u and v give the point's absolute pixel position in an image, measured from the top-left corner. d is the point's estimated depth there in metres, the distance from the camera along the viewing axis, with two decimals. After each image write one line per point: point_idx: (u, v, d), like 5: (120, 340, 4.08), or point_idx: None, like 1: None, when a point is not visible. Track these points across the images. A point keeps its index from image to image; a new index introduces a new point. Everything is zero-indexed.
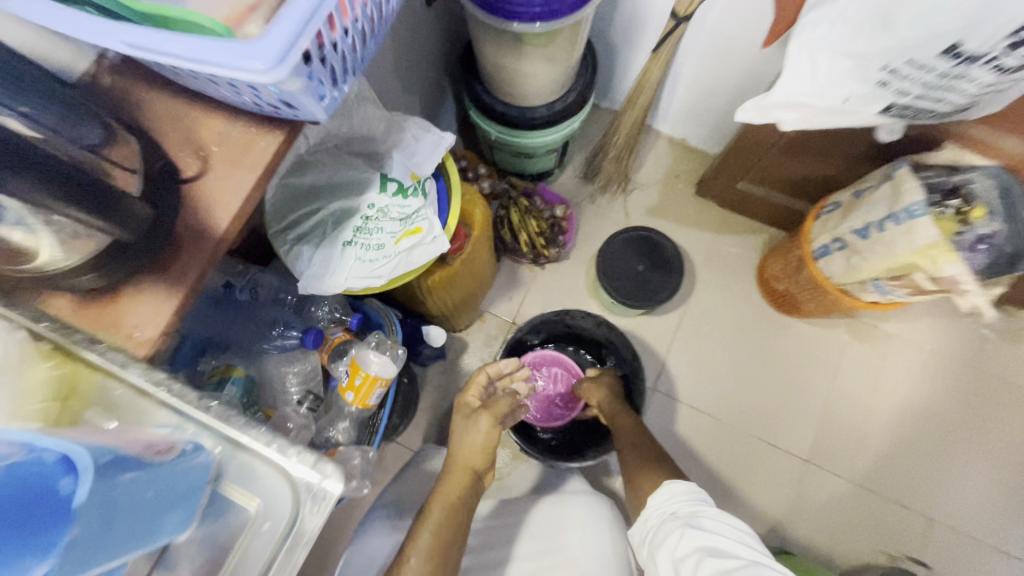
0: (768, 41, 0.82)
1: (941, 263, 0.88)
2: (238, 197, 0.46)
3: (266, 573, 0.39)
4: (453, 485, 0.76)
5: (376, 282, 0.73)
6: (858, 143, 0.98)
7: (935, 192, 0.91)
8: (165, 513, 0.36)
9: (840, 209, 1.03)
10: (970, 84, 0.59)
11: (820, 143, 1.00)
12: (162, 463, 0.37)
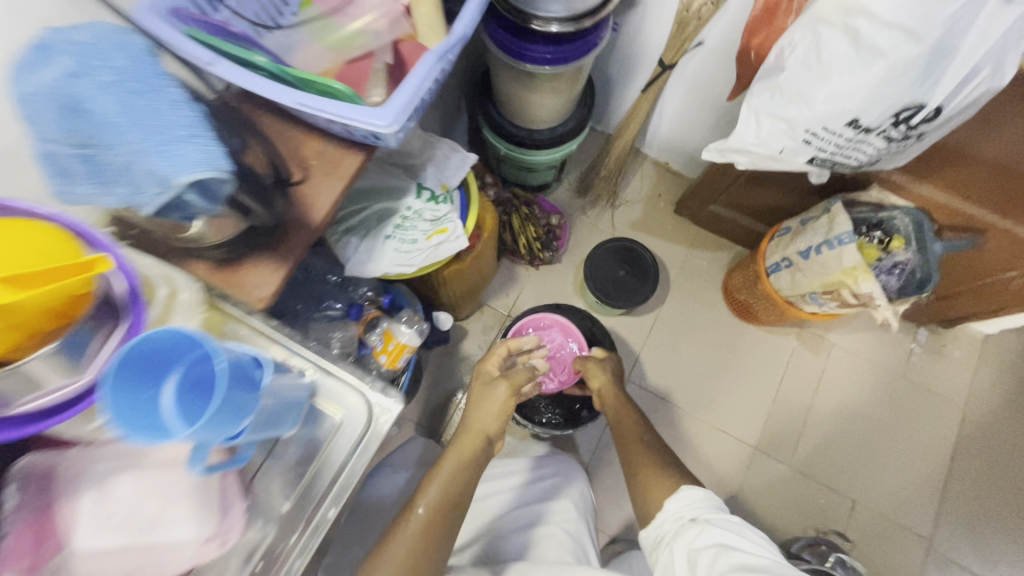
0: (735, 92, 1.02)
1: (861, 282, 1.07)
2: (330, 198, 0.63)
3: (348, 459, 0.57)
4: (468, 444, 0.86)
5: (408, 269, 0.91)
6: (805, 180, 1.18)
7: (864, 224, 1.12)
8: (285, 412, 0.54)
9: (789, 233, 1.23)
10: (869, 147, 0.81)
11: (775, 178, 1.21)
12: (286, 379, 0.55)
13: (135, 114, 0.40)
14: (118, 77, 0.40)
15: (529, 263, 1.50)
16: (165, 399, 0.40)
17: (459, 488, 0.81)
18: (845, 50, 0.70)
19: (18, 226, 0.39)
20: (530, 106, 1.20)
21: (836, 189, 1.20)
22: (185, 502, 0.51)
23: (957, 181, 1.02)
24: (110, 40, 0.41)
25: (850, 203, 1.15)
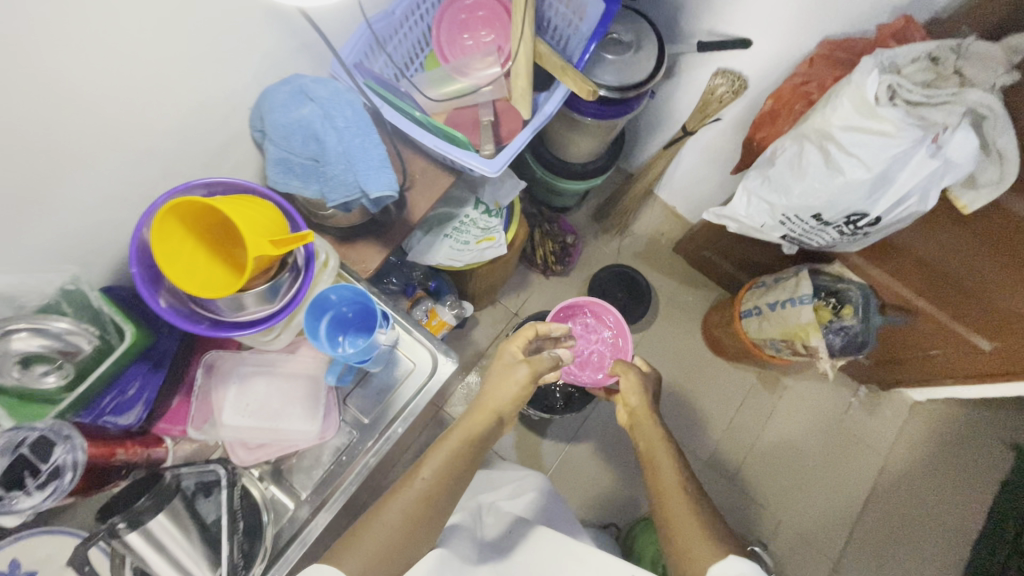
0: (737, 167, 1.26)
1: (811, 337, 1.32)
2: (425, 204, 0.85)
3: (413, 395, 0.79)
4: (478, 420, 0.81)
5: (457, 263, 1.15)
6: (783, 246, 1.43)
7: (824, 290, 1.37)
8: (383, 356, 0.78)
9: (763, 287, 1.47)
10: (828, 232, 1.05)
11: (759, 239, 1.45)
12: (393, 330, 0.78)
13: (347, 144, 0.63)
14: (345, 122, 0.63)
15: (542, 272, 1.73)
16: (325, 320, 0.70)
17: (465, 464, 0.76)
18: (818, 161, 0.93)
19: (255, 202, 0.61)
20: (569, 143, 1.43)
21: (807, 258, 1.45)
22: (301, 404, 0.73)
23: (899, 269, 1.27)
24: (338, 95, 0.64)
25: (816, 271, 1.40)
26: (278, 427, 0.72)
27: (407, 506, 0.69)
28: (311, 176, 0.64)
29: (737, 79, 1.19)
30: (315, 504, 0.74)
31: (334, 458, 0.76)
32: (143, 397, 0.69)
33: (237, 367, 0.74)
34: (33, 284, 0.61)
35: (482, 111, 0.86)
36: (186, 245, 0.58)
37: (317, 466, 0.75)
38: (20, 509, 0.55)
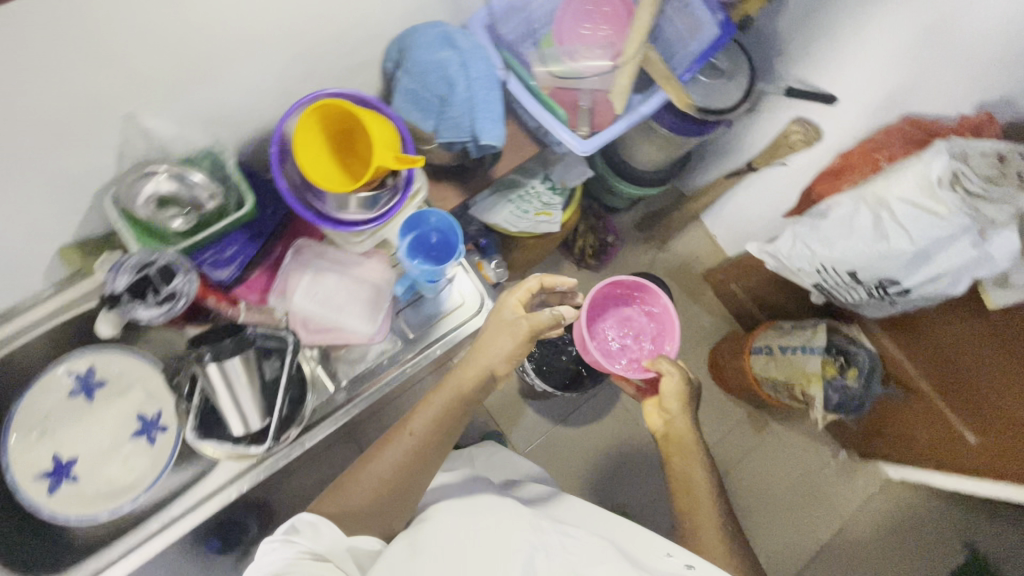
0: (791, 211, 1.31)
1: (811, 387, 1.43)
2: (507, 165, 0.94)
3: (455, 327, 0.88)
4: (468, 380, 0.78)
5: (511, 228, 1.23)
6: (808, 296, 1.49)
7: (835, 348, 1.44)
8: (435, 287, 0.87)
9: (779, 330, 1.56)
10: (857, 292, 1.12)
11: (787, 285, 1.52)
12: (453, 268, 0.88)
13: (474, 96, 0.71)
14: (477, 75, 0.71)
15: (575, 263, 1.81)
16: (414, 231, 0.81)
17: (450, 423, 0.78)
18: (868, 226, 1.00)
19: (375, 117, 0.68)
20: (636, 151, 1.51)
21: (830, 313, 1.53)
22: (361, 306, 0.84)
23: (912, 346, 1.33)
24: (477, 48, 0.72)
25: (833, 329, 1.48)
26: (340, 319, 0.82)
27: (393, 462, 0.75)
28: (432, 113, 0.73)
29: (813, 130, 1.25)
30: (351, 393, 0.85)
31: (375, 360, 0.87)
32: (235, 259, 0.79)
33: (316, 259, 0.83)
34: (178, 138, 0.71)
35: (581, 97, 0.94)
36: (313, 137, 0.69)
37: (361, 360, 0.87)
38: (134, 313, 0.64)
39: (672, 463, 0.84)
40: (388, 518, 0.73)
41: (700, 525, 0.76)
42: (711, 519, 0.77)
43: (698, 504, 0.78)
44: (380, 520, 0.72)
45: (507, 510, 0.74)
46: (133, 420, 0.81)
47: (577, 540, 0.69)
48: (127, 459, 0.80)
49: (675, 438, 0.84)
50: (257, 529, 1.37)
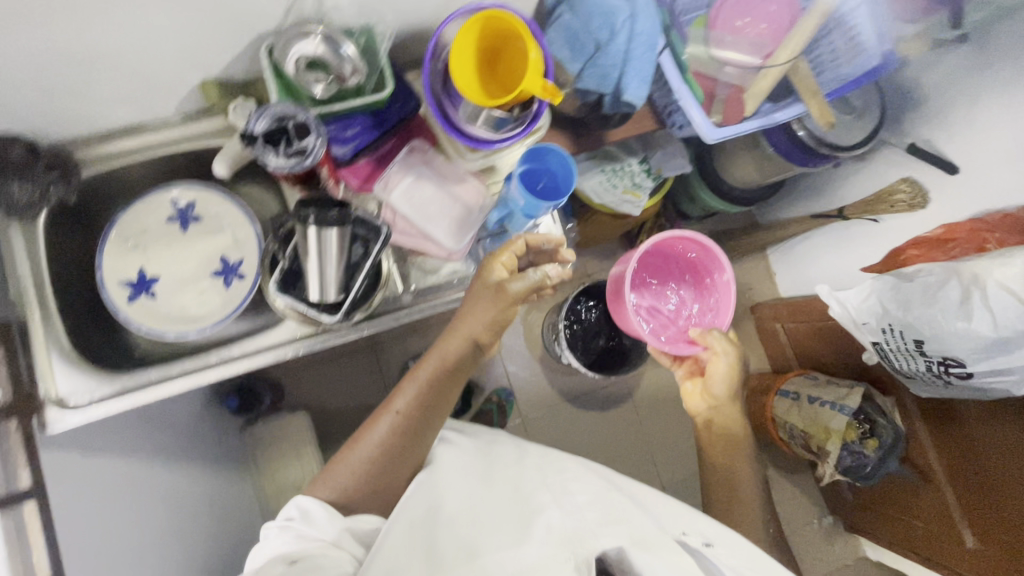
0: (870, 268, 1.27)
1: (829, 444, 1.41)
2: (622, 133, 0.94)
3: None
4: (451, 354, 0.84)
5: (594, 199, 1.22)
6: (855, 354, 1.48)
7: (861, 414, 1.41)
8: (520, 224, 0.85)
9: (813, 380, 1.55)
10: (915, 363, 1.10)
11: (834, 338, 1.52)
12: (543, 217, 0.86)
13: (632, 52, 0.71)
14: (641, 33, 0.71)
15: None
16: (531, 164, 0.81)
17: (437, 395, 0.84)
18: (953, 300, 0.97)
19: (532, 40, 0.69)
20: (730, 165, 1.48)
21: (869, 378, 1.49)
22: (447, 223, 0.85)
23: (942, 435, 1.31)
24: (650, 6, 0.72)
25: (869, 394, 1.44)
26: (426, 229, 0.84)
27: (377, 441, 0.82)
28: (581, 54, 0.73)
29: (920, 194, 1.22)
30: (417, 298, 0.89)
31: (448, 276, 0.90)
32: (352, 142, 0.82)
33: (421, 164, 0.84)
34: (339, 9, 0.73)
35: (716, 87, 0.92)
36: (465, 40, 0.70)
37: (435, 272, 0.89)
38: (262, 158, 0.67)
39: (707, 447, 0.91)
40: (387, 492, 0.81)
41: (732, 505, 0.85)
42: (741, 499, 0.85)
43: (733, 490, 0.86)
44: (378, 491, 0.81)
45: (520, 464, 0.78)
46: (216, 260, 0.86)
47: (597, 489, 0.72)
48: (201, 294, 0.85)
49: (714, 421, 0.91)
50: (270, 402, 1.45)
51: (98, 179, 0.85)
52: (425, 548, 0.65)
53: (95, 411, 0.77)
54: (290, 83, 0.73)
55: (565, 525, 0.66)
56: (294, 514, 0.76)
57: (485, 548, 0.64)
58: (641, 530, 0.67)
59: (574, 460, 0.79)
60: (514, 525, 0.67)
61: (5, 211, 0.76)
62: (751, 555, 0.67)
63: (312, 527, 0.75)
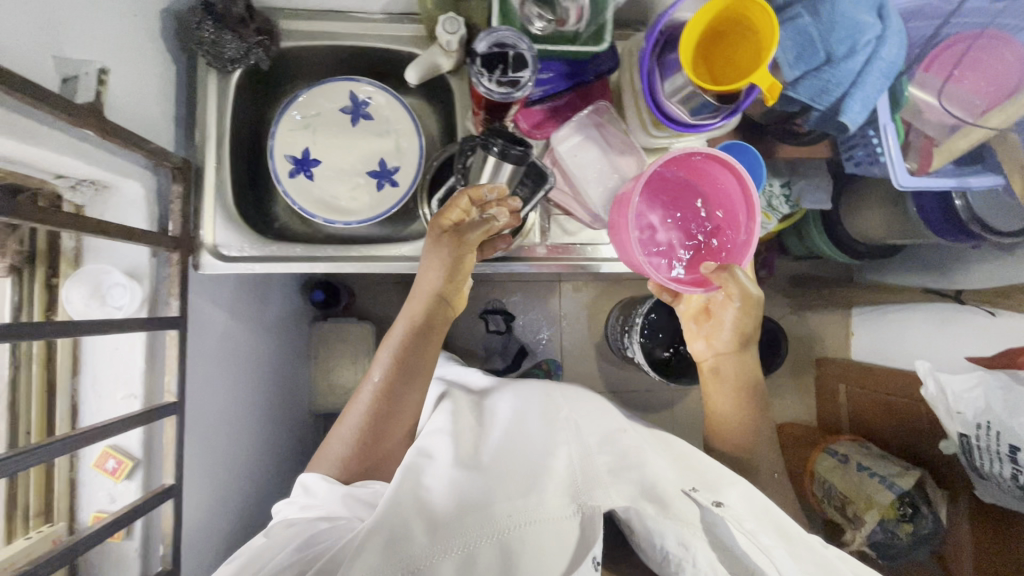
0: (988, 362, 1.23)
1: (866, 513, 1.39)
2: (793, 152, 0.91)
3: None
4: (418, 310, 0.78)
5: None
6: (918, 437, 1.45)
7: (909, 500, 1.36)
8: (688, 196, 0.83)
9: (869, 450, 1.51)
10: (1000, 466, 1.06)
11: (899, 417, 1.49)
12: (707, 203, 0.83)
13: (866, 73, 0.68)
14: (884, 57, 0.67)
15: None
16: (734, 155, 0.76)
17: (411, 357, 0.77)
18: None
19: (772, 36, 0.64)
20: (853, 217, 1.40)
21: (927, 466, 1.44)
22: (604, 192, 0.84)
23: (987, 536, 1.27)
24: (901, 32, 0.68)
25: (921, 481, 1.39)
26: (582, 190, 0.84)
27: (360, 415, 0.75)
28: (806, 64, 0.70)
29: None
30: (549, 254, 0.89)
31: (582, 241, 0.90)
32: (537, 90, 0.81)
33: (594, 124, 0.83)
34: None
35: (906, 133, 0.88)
36: (706, 11, 0.67)
37: (573, 235, 0.90)
38: (475, 78, 0.68)
39: (714, 396, 0.85)
40: (376, 467, 0.75)
41: (740, 452, 0.82)
42: (751, 443, 0.82)
43: (741, 440, 0.82)
44: (370, 469, 0.74)
45: (517, 410, 0.77)
46: (374, 160, 0.89)
47: (608, 441, 0.70)
48: (356, 187, 0.89)
49: (725, 372, 0.84)
50: (344, 305, 1.50)
51: (291, 51, 0.87)
52: (423, 493, 0.61)
53: (237, 267, 0.81)
54: (512, 11, 0.73)
55: (568, 472, 0.65)
56: (298, 491, 0.72)
57: (484, 492, 0.61)
58: (642, 482, 0.64)
59: (592, 409, 0.76)
60: (518, 473, 0.64)
61: (210, 59, 0.80)
62: (762, 511, 0.62)
63: (316, 496, 0.69)
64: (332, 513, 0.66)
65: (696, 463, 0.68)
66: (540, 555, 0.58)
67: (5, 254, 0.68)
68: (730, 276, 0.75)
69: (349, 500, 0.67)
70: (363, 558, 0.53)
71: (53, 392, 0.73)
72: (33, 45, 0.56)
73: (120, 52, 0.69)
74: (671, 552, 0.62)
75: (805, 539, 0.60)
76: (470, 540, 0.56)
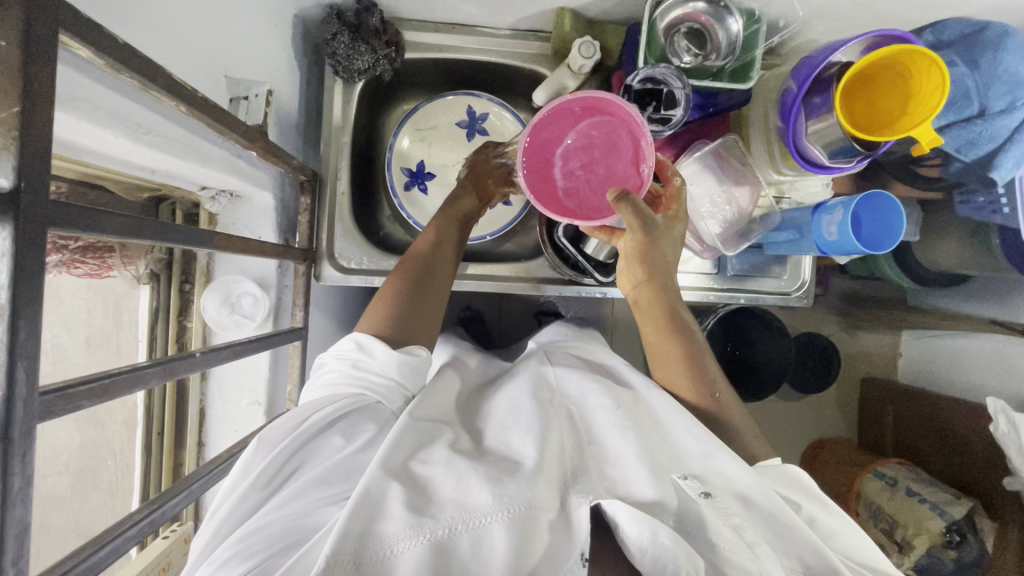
0: None
1: (913, 540, 1.07)
2: (913, 195, 0.90)
3: (767, 293, 0.92)
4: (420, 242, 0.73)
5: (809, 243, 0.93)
6: (959, 458, 1.16)
7: (955, 528, 1.05)
8: (814, 224, 0.76)
9: (917, 476, 1.17)
10: None
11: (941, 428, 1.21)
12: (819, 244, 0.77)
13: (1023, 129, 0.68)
14: None
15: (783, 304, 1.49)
16: (885, 206, 0.71)
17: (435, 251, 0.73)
18: None
19: (944, 86, 0.62)
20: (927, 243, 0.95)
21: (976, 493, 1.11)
22: (716, 222, 0.82)
23: None
24: None
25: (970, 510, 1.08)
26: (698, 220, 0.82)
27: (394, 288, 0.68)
28: (957, 113, 0.70)
29: None
30: None
31: (692, 272, 0.91)
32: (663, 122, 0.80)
33: (713, 154, 0.80)
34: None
35: None
36: (873, 55, 0.64)
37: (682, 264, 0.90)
38: None
39: (653, 347, 0.71)
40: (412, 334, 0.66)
41: (687, 395, 0.67)
42: (697, 383, 0.66)
43: (681, 385, 0.67)
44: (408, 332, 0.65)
45: (500, 397, 0.67)
46: None
47: (606, 433, 0.59)
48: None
49: (647, 305, 0.70)
50: None
51: (412, 61, 0.84)
52: (409, 473, 0.51)
53: (356, 280, 0.81)
54: (656, 42, 0.71)
55: (554, 454, 0.54)
56: (353, 347, 0.62)
57: (457, 483, 0.49)
58: (628, 472, 0.53)
59: (579, 382, 0.67)
60: (502, 464, 0.53)
61: (338, 70, 0.78)
62: (758, 498, 0.51)
63: (373, 361, 0.61)
64: (371, 400, 0.60)
65: (675, 441, 0.58)
66: (525, 548, 0.45)
67: (149, 261, 0.71)
68: (628, 203, 0.65)
69: (401, 375, 0.61)
70: (338, 548, 0.43)
71: (185, 395, 0.76)
72: (211, 70, 0.57)
73: (268, 67, 0.68)
74: (649, 549, 0.45)
75: (808, 536, 0.49)
76: (450, 522, 0.46)
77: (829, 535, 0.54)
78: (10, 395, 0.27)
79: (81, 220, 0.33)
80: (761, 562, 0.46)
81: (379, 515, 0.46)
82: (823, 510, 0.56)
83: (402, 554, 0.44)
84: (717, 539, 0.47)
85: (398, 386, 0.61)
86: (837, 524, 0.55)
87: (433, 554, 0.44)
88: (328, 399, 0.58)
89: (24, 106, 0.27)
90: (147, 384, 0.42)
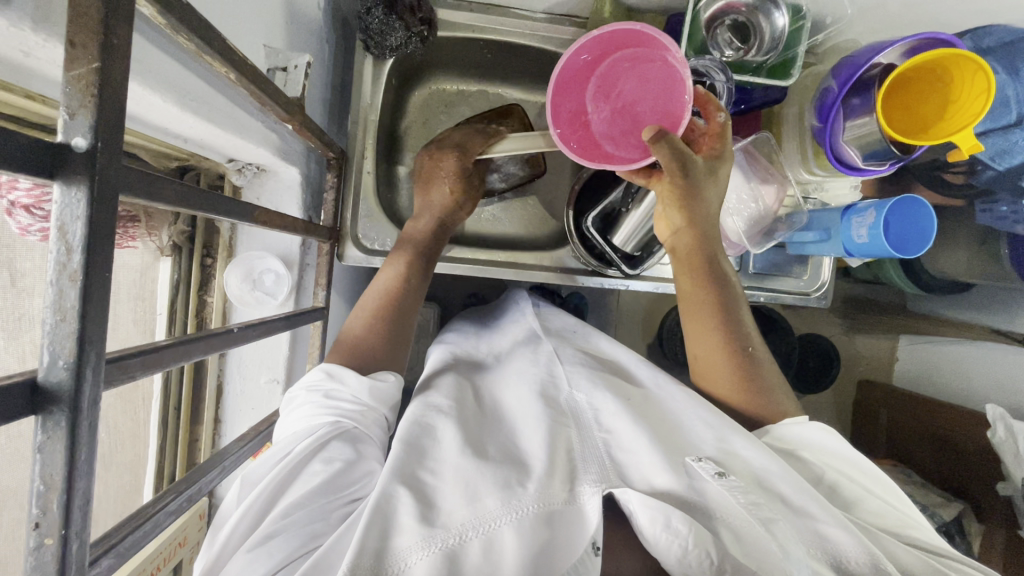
0: None
1: None
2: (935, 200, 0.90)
3: (787, 293, 0.92)
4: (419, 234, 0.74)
5: None
6: (947, 459, 1.16)
7: (945, 529, 1.03)
8: (845, 224, 0.76)
9: (908, 477, 1.15)
10: None
11: (929, 430, 1.20)
12: (842, 246, 0.77)
13: None
14: None
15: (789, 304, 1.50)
16: (921, 211, 0.70)
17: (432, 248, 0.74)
18: None
19: (992, 92, 0.62)
20: (941, 249, 0.95)
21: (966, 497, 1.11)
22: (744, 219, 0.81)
23: None
24: None
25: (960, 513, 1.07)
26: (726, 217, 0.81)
27: (390, 283, 0.69)
28: (994, 121, 0.71)
29: None
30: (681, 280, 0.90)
31: None
32: None
33: (743, 151, 0.80)
34: None
35: None
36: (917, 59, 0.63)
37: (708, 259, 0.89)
38: None
39: (693, 334, 0.68)
40: (382, 360, 0.63)
41: (722, 383, 0.66)
42: (735, 386, 0.65)
43: (714, 341, 0.66)
44: (378, 358, 0.63)
45: (507, 396, 0.66)
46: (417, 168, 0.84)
47: (614, 420, 0.59)
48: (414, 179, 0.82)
49: (683, 251, 0.68)
50: None
51: (445, 40, 0.83)
52: (418, 479, 0.51)
53: (379, 262, 0.80)
54: (698, 33, 0.71)
55: (561, 452, 0.55)
56: (323, 376, 0.58)
57: (462, 490, 0.50)
58: (643, 460, 0.54)
59: (589, 385, 0.64)
60: (511, 465, 0.53)
61: (371, 45, 0.76)
62: (776, 481, 0.52)
63: (344, 388, 0.57)
64: (348, 426, 0.55)
65: (687, 431, 0.59)
66: (536, 550, 0.46)
67: (171, 233, 0.70)
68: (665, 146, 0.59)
69: (373, 401, 0.58)
70: (355, 564, 0.43)
71: (203, 370, 0.76)
72: (252, 40, 0.55)
73: (300, 34, 0.66)
74: (662, 535, 0.47)
75: (823, 507, 0.50)
76: (461, 530, 0.46)
77: (851, 500, 0.57)
78: (82, 363, 0.26)
79: (143, 187, 0.32)
80: (779, 541, 0.47)
81: (392, 529, 0.46)
82: (841, 475, 0.58)
83: (415, 566, 0.44)
84: (726, 515, 0.49)
85: (373, 412, 0.58)
86: (856, 487, 0.57)
87: (446, 563, 0.44)
88: (303, 431, 0.54)
89: (102, 62, 0.25)
90: (189, 358, 0.40)
